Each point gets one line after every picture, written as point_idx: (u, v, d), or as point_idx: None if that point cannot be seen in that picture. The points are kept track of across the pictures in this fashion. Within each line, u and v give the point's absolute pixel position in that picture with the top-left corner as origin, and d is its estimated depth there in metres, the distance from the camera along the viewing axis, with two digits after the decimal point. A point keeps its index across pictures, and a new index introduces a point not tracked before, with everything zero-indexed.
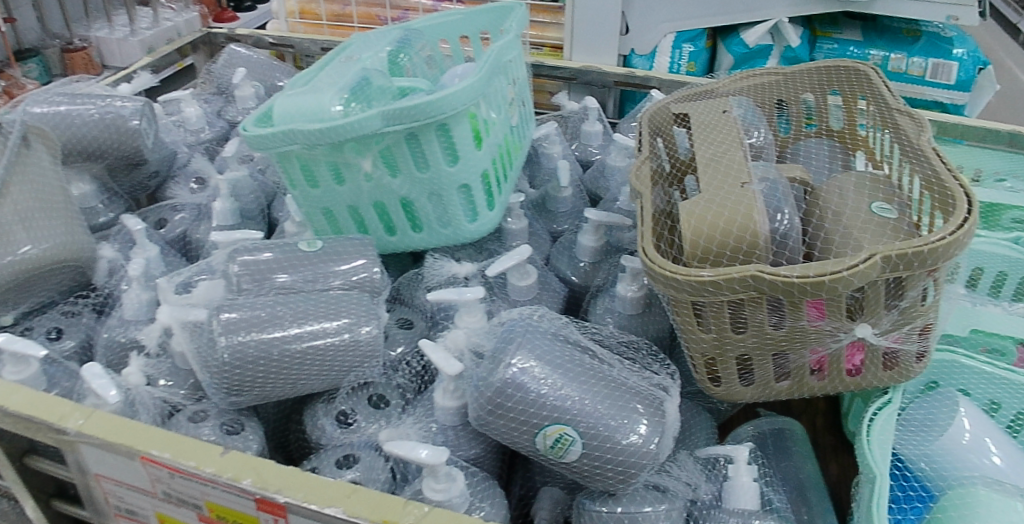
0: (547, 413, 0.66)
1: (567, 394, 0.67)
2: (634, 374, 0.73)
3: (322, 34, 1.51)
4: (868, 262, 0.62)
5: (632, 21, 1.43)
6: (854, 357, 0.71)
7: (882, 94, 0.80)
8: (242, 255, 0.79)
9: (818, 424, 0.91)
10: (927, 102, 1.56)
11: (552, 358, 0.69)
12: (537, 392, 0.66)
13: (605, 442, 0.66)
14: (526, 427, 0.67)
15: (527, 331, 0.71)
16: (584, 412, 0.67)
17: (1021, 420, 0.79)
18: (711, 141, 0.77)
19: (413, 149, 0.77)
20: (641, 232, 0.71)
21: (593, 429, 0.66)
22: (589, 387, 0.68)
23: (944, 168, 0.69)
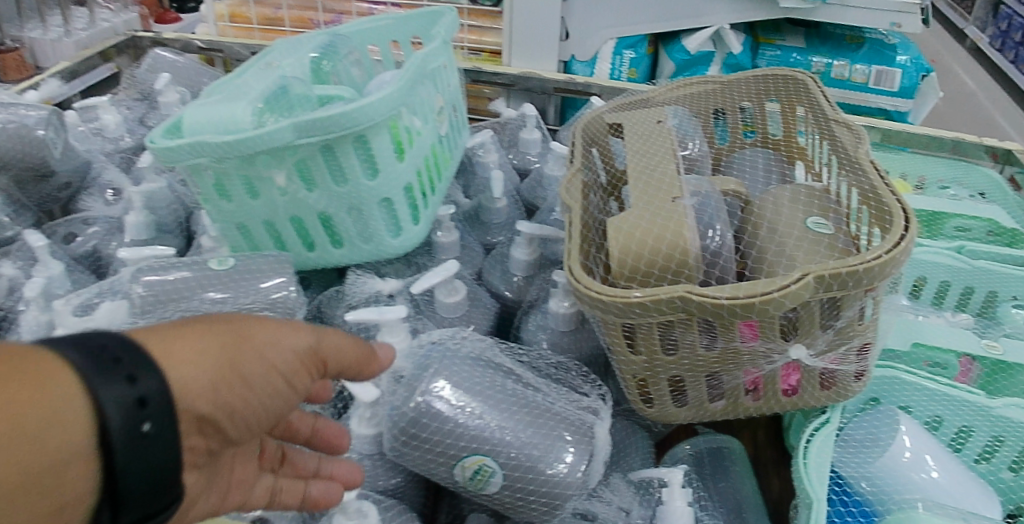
0: (466, 443, 0.63)
1: (488, 422, 0.64)
2: (562, 399, 0.70)
3: (252, 37, 1.46)
4: (800, 282, 0.59)
5: (573, 27, 1.45)
6: (789, 377, 0.69)
7: (819, 103, 0.78)
8: (147, 275, 0.77)
9: (760, 438, 0.86)
10: (871, 109, 1.56)
11: (471, 384, 0.66)
12: (456, 421, 0.64)
13: (528, 472, 0.63)
14: (442, 458, 0.64)
15: (447, 358, 0.68)
16: (504, 440, 0.64)
17: (963, 435, 0.77)
18: (644, 152, 0.73)
19: (333, 161, 0.73)
20: (568, 249, 0.67)
21: (514, 460, 0.63)
22: (511, 415, 0.65)
23: (881, 181, 0.67)
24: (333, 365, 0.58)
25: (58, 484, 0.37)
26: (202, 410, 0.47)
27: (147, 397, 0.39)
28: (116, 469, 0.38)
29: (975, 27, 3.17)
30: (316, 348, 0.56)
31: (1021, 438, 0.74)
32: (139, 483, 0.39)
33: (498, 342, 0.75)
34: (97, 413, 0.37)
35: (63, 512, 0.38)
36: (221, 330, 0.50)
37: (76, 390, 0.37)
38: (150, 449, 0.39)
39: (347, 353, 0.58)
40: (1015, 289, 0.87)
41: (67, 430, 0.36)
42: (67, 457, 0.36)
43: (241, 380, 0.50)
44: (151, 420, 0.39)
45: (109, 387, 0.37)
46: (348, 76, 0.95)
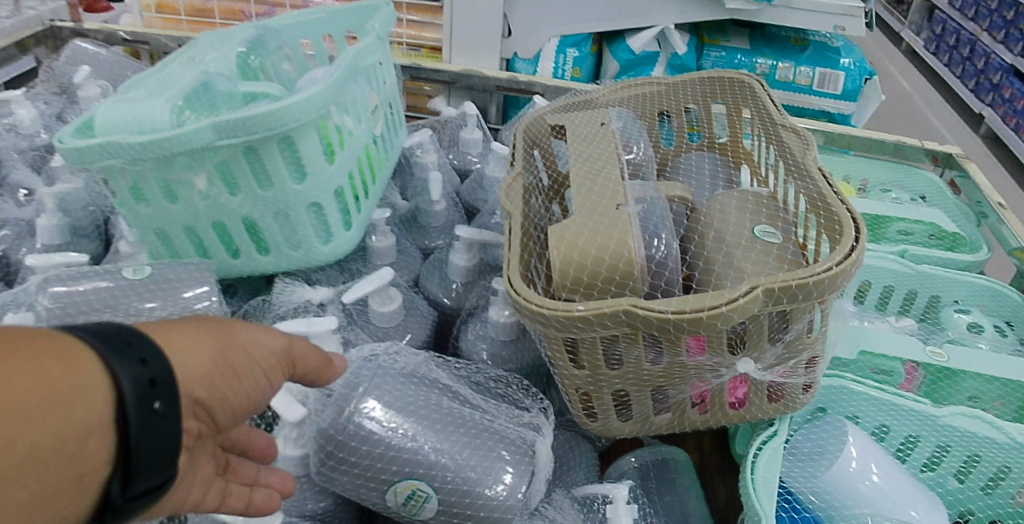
0: (399, 466, 0.59)
1: (423, 443, 0.60)
2: (502, 416, 0.66)
3: (182, 30, 1.39)
4: (749, 296, 0.57)
5: (515, 23, 1.42)
6: (737, 390, 0.67)
7: (766, 106, 0.76)
8: (55, 285, 0.70)
9: (705, 446, 0.85)
10: (815, 111, 1.57)
11: (406, 402, 0.62)
12: (390, 443, 0.59)
13: (467, 495, 0.60)
14: (373, 483, 0.60)
15: (379, 373, 0.63)
16: (440, 463, 0.60)
17: (910, 444, 0.77)
18: (588, 157, 0.70)
19: (257, 164, 0.68)
20: (507, 258, 0.63)
21: (449, 484, 0.60)
22: (447, 436, 0.61)
23: (829, 189, 0.66)
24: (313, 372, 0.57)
25: (76, 457, 0.35)
26: (195, 398, 0.46)
27: (157, 376, 0.39)
28: (129, 441, 0.38)
29: (909, 30, 3.28)
30: (298, 351, 0.55)
31: (967, 446, 0.75)
32: (148, 458, 0.39)
33: (435, 355, 0.71)
34: (115, 385, 0.37)
35: (79, 487, 0.36)
36: (213, 324, 0.50)
37: (93, 366, 0.37)
38: (163, 427, 0.39)
39: (324, 361, 0.58)
40: (956, 294, 0.89)
41: (91, 402, 0.36)
42: (87, 427, 0.36)
43: (230, 374, 0.49)
44: (161, 398, 0.39)
45: (123, 364, 0.38)
46: (277, 71, 0.89)
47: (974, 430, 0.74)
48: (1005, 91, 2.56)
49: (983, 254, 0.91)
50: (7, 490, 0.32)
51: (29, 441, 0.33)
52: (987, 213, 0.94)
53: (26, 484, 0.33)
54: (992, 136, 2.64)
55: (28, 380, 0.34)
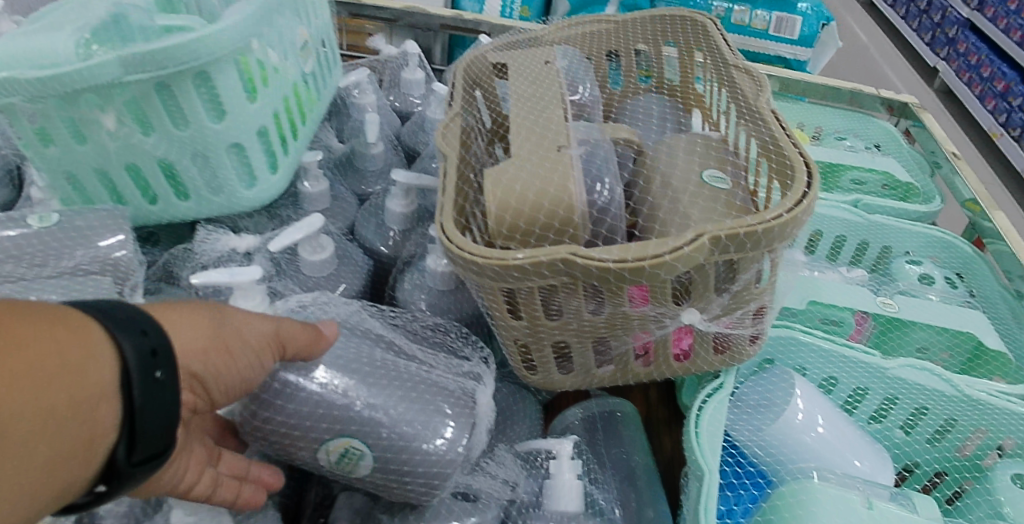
0: (327, 421, 0.56)
1: (354, 397, 0.56)
2: (443, 366, 0.63)
3: None
4: (694, 244, 0.55)
5: None
6: (682, 341, 0.64)
7: (719, 47, 0.73)
8: None
9: (652, 397, 0.83)
10: (770, 57, 1.53)
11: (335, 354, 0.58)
12: (321, 398, 0.56)
13: (403, 451, 0.57)
14: (301, 441, 0.57)
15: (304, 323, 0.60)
16: (374, 417, 0.56)
17: (857, 395, 0.76)
18: (529, 98, 0.66)
19: (170, 102, 0.62)
20: (440, 204, 0.59)
21: (384, 441, 0.57)
22: (383, 390, 0.57)
23: (781, 132, 0.63)
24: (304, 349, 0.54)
25: (84, 421, 0.35)
26: (190, 372, 0.46)
27: (156, 349, 0.39)
28: (133, 407, 0.38)
29: None
30: (291, 331, 0.53)
31: (915, 398, 0.74)
32: (150, 423, 0.39)
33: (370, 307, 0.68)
34: (118, 353, 0.37)
35: (88, 451, 0.36)
36: (205, 308, 0.49)
37: (99, 333, 0.37)
38: (164, 397, 0.39)
39: (317, 336, 0.55)
40: (908, 244, 0.88)
41: (98, 371, 0.36)
42: (97, 391, 0.36)
43: (223, 353, 0.48)
44: (162, 368, 0.39)
45: (125, 333, 0.38)
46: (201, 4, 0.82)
47: (921, 382, 0.74)
48: (959, 45, 2.51)
49: (935, 205, 0.89)
50: (19, 449, 0.32)
51: (43, 400, 0.33)
52: (941, 163, 0.93)
53: (42, 443, 0.34)
54: (945, 91, 2.63)
55: (39, 345, 0.34)
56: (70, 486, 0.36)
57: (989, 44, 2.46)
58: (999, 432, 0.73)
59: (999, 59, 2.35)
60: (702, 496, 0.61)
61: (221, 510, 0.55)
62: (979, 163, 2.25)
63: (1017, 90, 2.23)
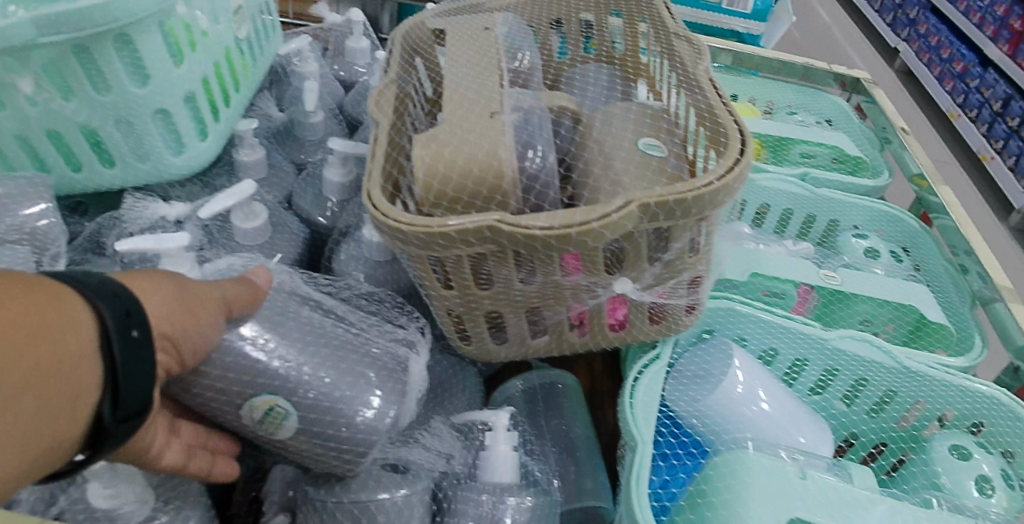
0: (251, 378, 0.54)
1: (278, 357, 0.55)
2: (382, 335, 0.62)
3: None
4: (623, 211, 0.54)
5: None
6: (616, 312, 0.64)
7: (662, 18, 0.72)
8: None
9: (596, 369, 0.84)
10: (722, 32, 1.29)
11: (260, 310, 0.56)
12: (245, 358, 0.54)
13: (331, 415, 0.55)
14: (227, 406, 0.55)
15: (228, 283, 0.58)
16: (298, 378, 0.55)
17: (797, 367, 0.76)
18: (466, 63, 0.65)
19: (89, 65, 0.60)
20: (368, 170, 0.58)
21: (313, 400, 0.55)
22: (315, 352, 0.56)
23: (718, 100, 0.62)
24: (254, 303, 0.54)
25: (75, 378, 0.36)
26: (162, 335, 0.45)
27: (128, 309, 0.40)
28: (117, 364, 0.38)
29: None
30: (245, 291, 0.53)
31: (854, 370, 0.75)
32: (133, 382, 0.39)
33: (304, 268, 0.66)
34: (95, 313, 0.38)
35: (75, 408, 0.36)
36: (158, 275, 0.47)
37: (74, 297, 0.37)
38: (142, 355, 0.40)
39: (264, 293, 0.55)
40: (855, 218, 0.88)
41: (78, 331, 0.36)
42: (78, 350, 0.36)
43: (189, 312, 0.47)
44: (137, 327, 0.40)
45: (99, 298, 0.38)
46: None
47: (862, 354, 0.74)
48: (920, 26, 2.51)
49: (883, 180, 0.90)
50: (13, 405, 0.33)
51: (30, 358, 0.34)
52: (891, 138, 0.94)
53: (33, 401, 0.34)
54: (906, 71, 2.64)
55: (17, 307, 0.34)
56: (61, 445, 0.36)
57: (950, 26, 2.44)
58: (936, 403, 0.74)
59: (958, 40, 2.35)
60: (636, 466, 0.61)
61: (140, 481, 0.53)
62: (938, 144, 2.27)
63: (974, 71, 2.23)
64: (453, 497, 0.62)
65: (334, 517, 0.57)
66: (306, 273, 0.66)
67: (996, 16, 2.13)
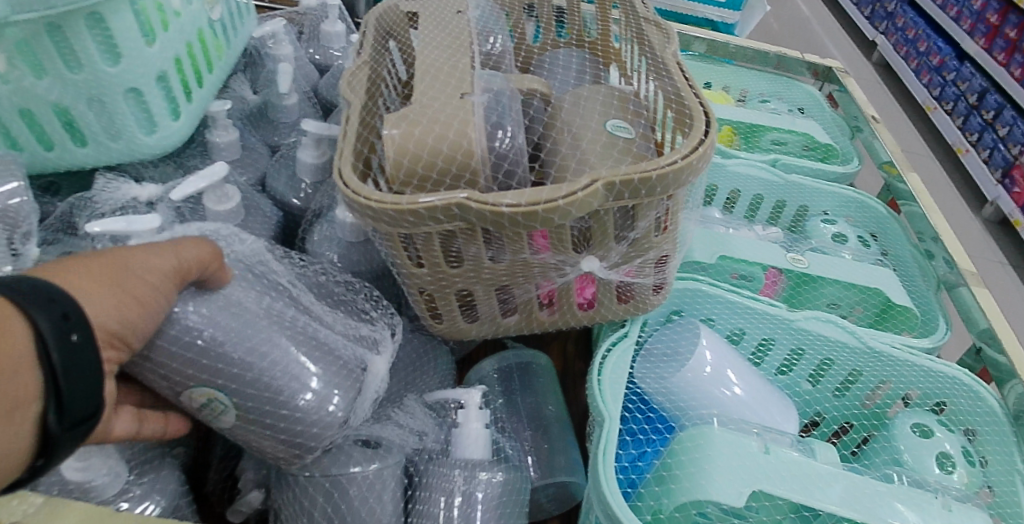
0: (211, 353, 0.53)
1: (249, 329, 0.55)
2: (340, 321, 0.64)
3: None
4: (589, 189, 0.55)
5: None
6: (585, 291, 0.65)
7: (633, 3, 0.73)
8: None
9: (568, 350, 0.86)
10: (697, 20, 1.27)
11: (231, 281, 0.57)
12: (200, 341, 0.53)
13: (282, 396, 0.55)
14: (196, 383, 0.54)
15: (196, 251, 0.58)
16: (267, 350, 0.55)
17: (764, 347, 0.78)
18: (438, 45, 0.66)
19: (61, 43, 0.60)
20: (339, 148, 0.58)
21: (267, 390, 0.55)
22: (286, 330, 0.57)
23: (684, 83, 0.63)
24: (209, 275, 0.53)
25: (4, 389, 0.33)
26: (106, 329, 0.43)
27: (67, 313, 0.37)
28: (55, 371, 0.35)
29: None
30: (194, 260, 0.51)
31: (820, 350, 0.76)
32: (75, 389, 0.36)
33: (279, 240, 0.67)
34: (28, 322, 0.35)
35: (12, 420, 0.34)
36: (98, 260, 0.46)
37: (5, 306, 0.35)
38: (87, 359, 0.37)
39: (214, 255, 0.53)
40: (824, 204, 0.90)
41: (7, 342, 0.34)
42: (9, 363, 0.33)
43: (131, 303, 0.45)
44: (77, 330, 0.37)
45: (33, 306, 0.35)
46: None
47: (827, 334, 0.75)
48: (898, 19, 2.55)
49: (852, 167, 0.93)
50: None
51: None
52: (861, 126, 0.96)
53: None
54: (882, 64, 2.68)
55: None
56: (4, 458, 0.34)
57: (926, 19, 2.47)
58: (902, 383, 0.75)
59: (934, 33, 2.38)
60: (604, 441, 0.62)
61: (112, 456, 0.53)
62: (914, 138, 2.31)
63: (950, 65, 2.25)
64: (426, 472, 0.63)
65: (305, 491, 0.57)
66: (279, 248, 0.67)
67: (974, 9, 2.15)
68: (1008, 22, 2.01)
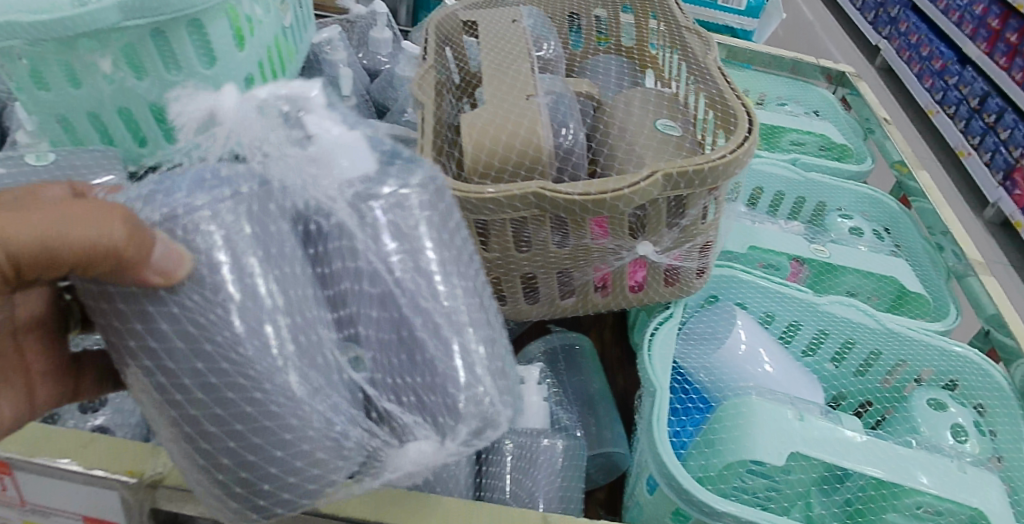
0: (189, 381, 0.37)
1: None
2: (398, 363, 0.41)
3: None
4: (650, 180, 0.61)
5: None
6: (637, 274, 0.72)
7: (673, 14, 0.80)
8: None
9: (606, 337, 0.93)
10: (717, 27, 1.35)
11: (290, 251, 0.41)
12: (193, 338, 0.37)
13: (243, 472, 0.39)
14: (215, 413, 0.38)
15: (281, 210, 0.41)
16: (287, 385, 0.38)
17: (792, 330, 0.85)
18: (500, 51, 0.73)
19: (164, 47, 0.67)
20: (420, 142, 0.65)
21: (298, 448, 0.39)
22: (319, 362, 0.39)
23: (727, 87, 0.70)
24: (101, 264, 0.36)
25: None
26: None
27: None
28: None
29: None
30: (45, 248, 0.36)
31: (843, 331, 0.83)
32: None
33: (392, 193, 0.42)
34: None
35: None
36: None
37: None
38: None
39: (93, 238, 0.35)
40: (841, 201, 0.98)
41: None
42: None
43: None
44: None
45: None
46: None
47: (850, 316, 0.82)
48: (901, 24, 2.64)
49: (866, 165, 1.00)
50: None
51: None
52: (874, 129, 1.04)
53: None
54: (886, 69, 2.77)
55: None
56: None
57: (929, 24, 2.57)
58: (918, 362, 0.82)
59: (937, 38, 2.48)
60: (656, 408, 0.69)
61: None
62: (919, 141, 2.40)
63: (952, 69, 2.35)
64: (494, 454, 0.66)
65: None
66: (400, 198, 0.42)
67: (975, 14, 2.25)
68: (1008, 27, 2.11)
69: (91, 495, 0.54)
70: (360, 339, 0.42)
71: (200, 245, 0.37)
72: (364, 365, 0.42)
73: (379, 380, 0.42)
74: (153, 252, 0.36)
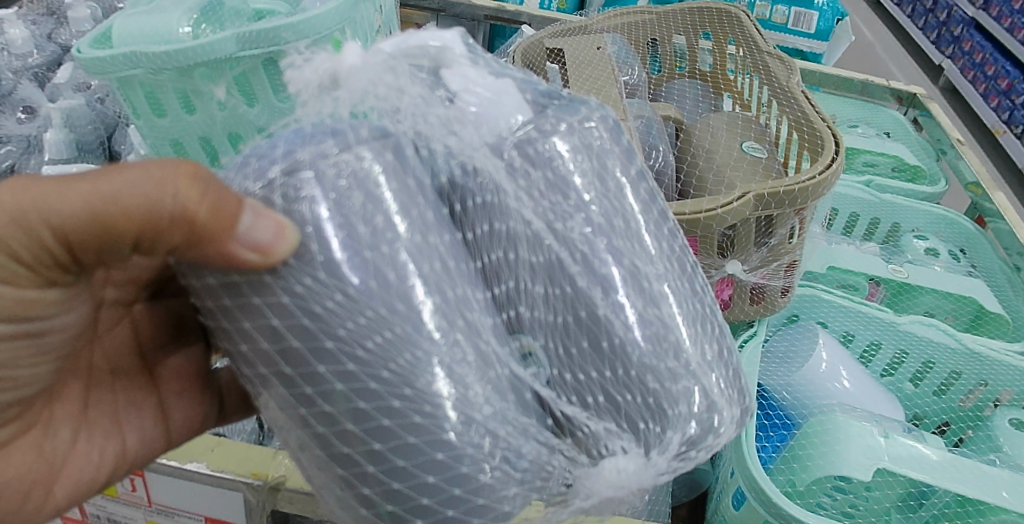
0: (311, 390, 0.34)
1: None
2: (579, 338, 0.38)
3: None
4: (742, 200, 0.63)
5: None
6: (723, 292, 0.73)
7: (754, 38, 0.83)
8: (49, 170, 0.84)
9: None
10: (787, 50, 1.39)
11: (427, 216, 0.36)
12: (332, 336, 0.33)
13: (389, 504, 0.35)
14: (360, 426, 0.34)
15: (413, 160, 0.37)
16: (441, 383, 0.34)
17: (871, 349, 0.86)
18: (588, 77, 0.76)
19: (274, 75, 0.68)
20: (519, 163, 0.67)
21: (452, 466, 0.34)
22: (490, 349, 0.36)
23: (813, 110, 0.72)
24: (197, 245, 0.35)
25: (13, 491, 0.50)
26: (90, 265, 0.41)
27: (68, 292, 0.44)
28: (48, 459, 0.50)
29: None
30: (145, 224, 0.36)
31: (923, 351, 0.83)
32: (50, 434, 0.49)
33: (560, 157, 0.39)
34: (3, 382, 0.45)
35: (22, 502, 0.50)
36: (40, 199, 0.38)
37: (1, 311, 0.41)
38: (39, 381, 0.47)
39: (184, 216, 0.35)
40: (915, 222, 0.98)
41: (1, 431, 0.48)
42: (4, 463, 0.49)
43: (24, 312, 0.42)
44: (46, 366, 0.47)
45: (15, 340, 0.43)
46: None
47: (930, 336, 0.83)
48: (965, 43, 2.62)
49: (941, 188, 1.01)
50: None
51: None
52: (947, 150, 1.04)
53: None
54: (950, 88, 2.73)
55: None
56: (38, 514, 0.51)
57: (993, 42, 2.55)
58: (1000, 384, 0.81)
59: (1002, 56, 2.47)
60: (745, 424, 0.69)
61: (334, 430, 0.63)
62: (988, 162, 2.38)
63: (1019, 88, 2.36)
64: None
65: None
66: (560, 153, 0.39)
67: None
68: None
69: (220, 499, 0.56)
70: (526, 325, 0.39)
71: (305, 214, 0.33)
72: (536, 360, 0.39)
73: (558, 378, 0.38)
74: (239, 226, 0.32)
